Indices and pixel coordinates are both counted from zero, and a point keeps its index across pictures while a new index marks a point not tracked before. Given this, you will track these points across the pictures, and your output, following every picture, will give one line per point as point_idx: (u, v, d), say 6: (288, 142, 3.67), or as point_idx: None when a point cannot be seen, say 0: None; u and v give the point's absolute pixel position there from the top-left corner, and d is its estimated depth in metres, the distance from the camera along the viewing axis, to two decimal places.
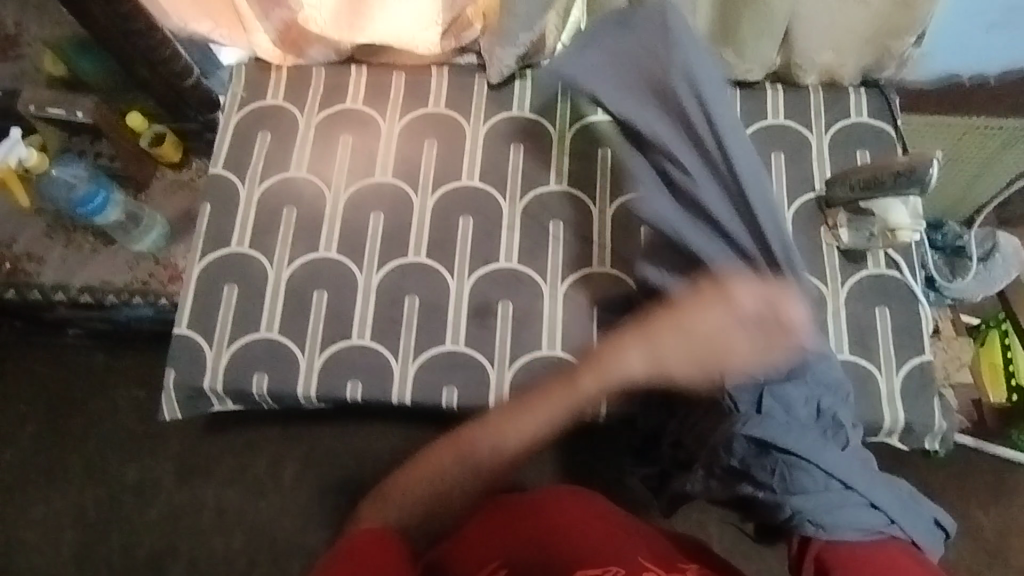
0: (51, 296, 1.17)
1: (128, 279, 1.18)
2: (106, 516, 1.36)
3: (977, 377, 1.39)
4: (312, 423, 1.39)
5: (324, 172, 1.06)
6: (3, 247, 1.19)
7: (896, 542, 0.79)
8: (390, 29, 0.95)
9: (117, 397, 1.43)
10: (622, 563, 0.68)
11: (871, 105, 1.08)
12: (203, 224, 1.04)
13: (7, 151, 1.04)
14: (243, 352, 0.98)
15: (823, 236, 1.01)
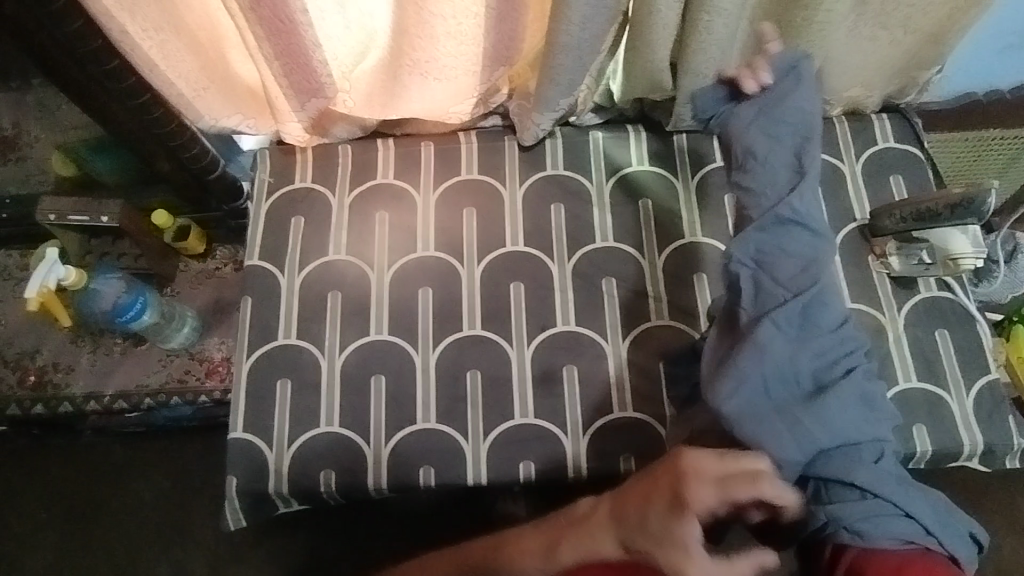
0: (83, 406, 1.13)
1: (163, 380, 1.14)
2: None
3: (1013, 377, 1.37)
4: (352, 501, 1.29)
5: (365, 253, 1.04)
6: (28, 359, 1.16)
7: (936, 558, 0.65)
8: (425, 105, 0.94)
9: None
10: None
11: (897, 129, 1.10)
12: (246, 320, 1.01)
13: (45, 274, 0.98)
14: (305, 450, 0.94)
15: (872, 265, 1.02)
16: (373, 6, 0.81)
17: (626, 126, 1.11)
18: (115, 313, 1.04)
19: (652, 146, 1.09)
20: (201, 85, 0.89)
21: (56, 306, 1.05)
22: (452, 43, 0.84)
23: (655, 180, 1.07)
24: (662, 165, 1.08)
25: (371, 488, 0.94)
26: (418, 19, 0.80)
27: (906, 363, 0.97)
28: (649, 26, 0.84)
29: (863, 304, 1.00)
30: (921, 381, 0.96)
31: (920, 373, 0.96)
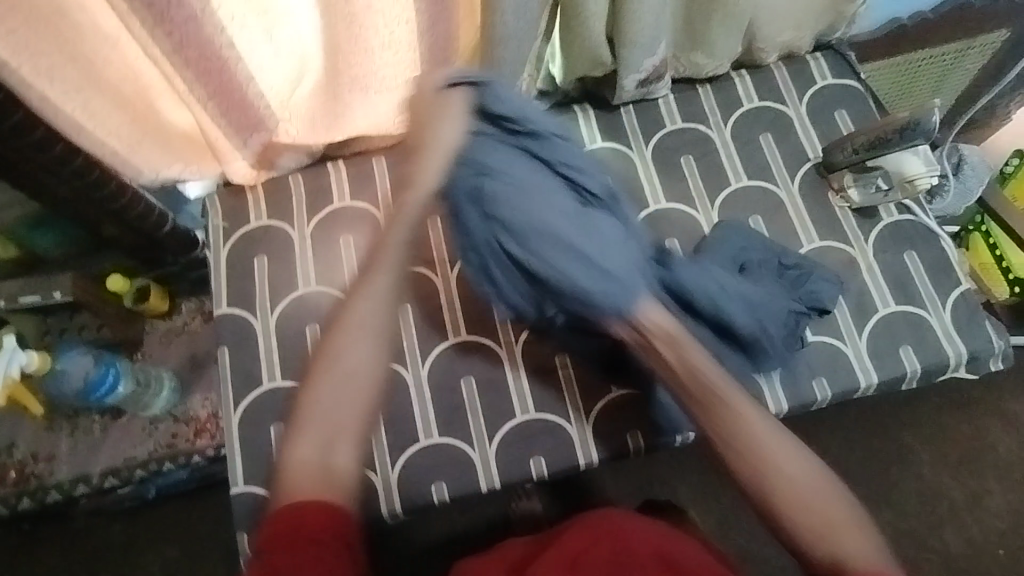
0: (73, 491, 1.08)
1: (151, 449, 1.10)
2: None
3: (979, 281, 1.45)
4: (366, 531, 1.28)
5: (335, 280, 1.02)
6: (4, 456, 1.10)
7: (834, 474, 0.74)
8: (370, 121, 0.93)
9: None
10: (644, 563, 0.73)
11: (832, 66, 1.12)
12: (226, 370, 0.98)
13: (4, 365, 0.94)
14: None
15: (834, 201, 1.04)
16: (302, 29, 0.78)
17: (573, 107, 1.11)
18: (87, 390, 1.00)
19: (600, 123, 1.09)
20: (136, 139, 0.86)
21: (23, 396, 1.00)
22: (388, 54, 0.81)
23: (610, 155, 1.07)
24: (614, 139, 1.08)
25: (386, 514, 0.92)
26: (349, 35, 0.78)
27: (882, 288, 0.99)
28: (581, 2, 0.83)
29: (831, 239, 1.02)
30: (899, 304, 0.98)
31: (896, 296, 0.99)
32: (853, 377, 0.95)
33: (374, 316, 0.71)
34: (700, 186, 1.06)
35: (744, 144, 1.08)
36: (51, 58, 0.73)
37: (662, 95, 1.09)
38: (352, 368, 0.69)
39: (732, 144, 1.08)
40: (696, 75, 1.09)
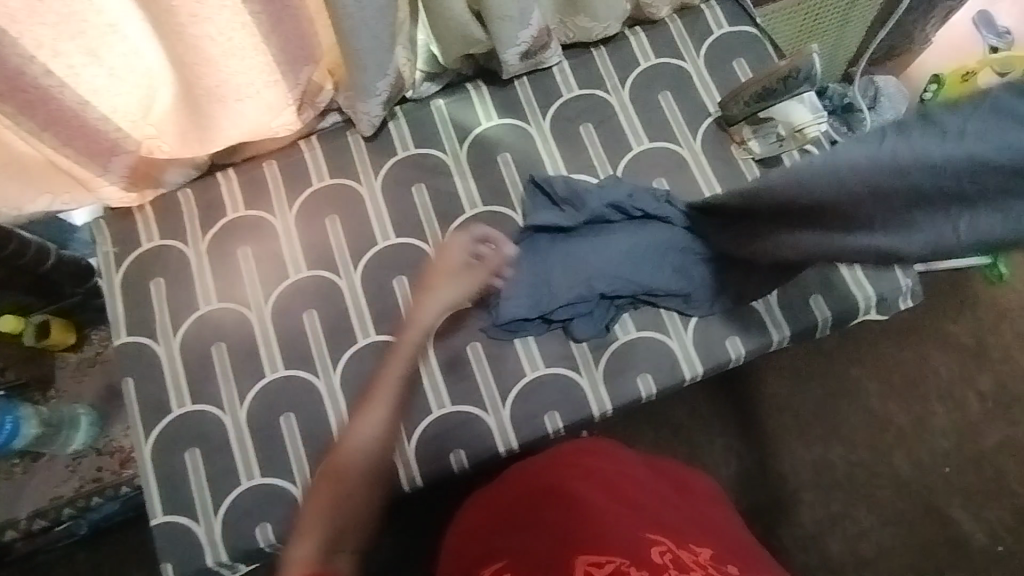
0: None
1: (78, 486, 1.08)
2: None
3: None
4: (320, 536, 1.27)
5: (237, 294, 0.99)
6: None
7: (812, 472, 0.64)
8: (246, 125, 0.87)
9: None
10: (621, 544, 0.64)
11: (728, 14, 1.09)
12: (133, 401, 0.95)
13: None
14: (233, 511, 0.90)
15: (736, 154, 1.02)
16: (137, 42, 0.73)
17: (466, 86, 1.07)
18: None
19: (496, 100, 1.05)
20: None
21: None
22: (235, 61, 0.77)
23: (510, 132, 1.04)
24: (510, 115, 1.05)
25: None
26: (187, 48, 0.73)
27: None
28: None
29: None
30: None
31: None
32: (765, 332, 0.95)
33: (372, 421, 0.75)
34: (602, 155, 1.03)
35: (643, 105, 1.05)
36: None
37: (556, 63, 1.06)
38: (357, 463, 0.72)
39: (632, 107, 1.05)
40: (588, 38, 1.05)
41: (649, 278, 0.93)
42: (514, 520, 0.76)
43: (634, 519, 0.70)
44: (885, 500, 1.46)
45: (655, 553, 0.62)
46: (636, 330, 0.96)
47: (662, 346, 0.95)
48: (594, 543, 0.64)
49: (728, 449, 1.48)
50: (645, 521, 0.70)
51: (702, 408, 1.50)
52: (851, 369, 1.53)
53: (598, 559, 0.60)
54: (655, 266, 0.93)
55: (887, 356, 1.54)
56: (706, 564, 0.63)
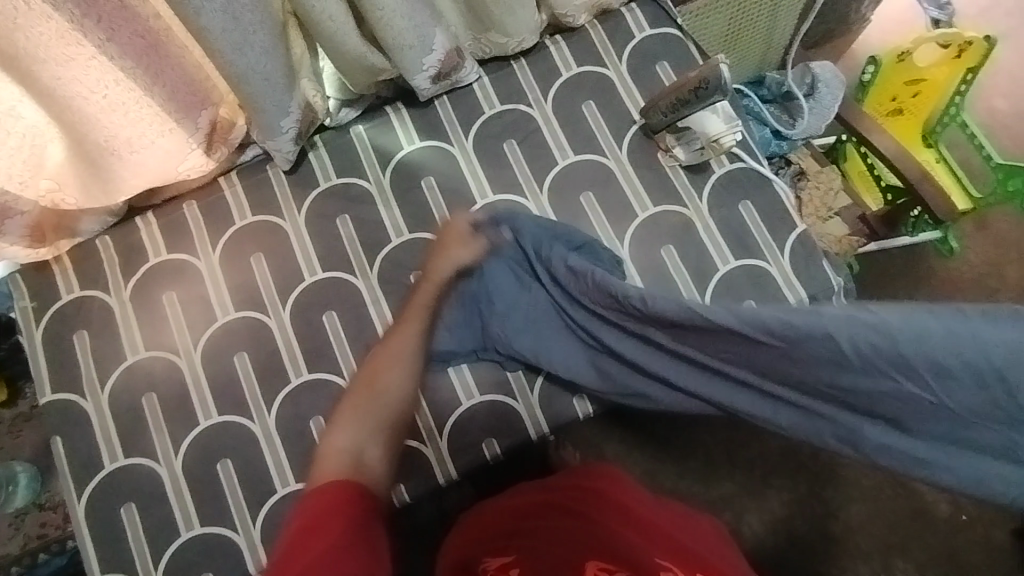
0: None
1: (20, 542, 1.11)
2: None
3: (854, 193, 1.46)
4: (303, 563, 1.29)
5: (165, 341, 0.97)
6: None
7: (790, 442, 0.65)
8: (156, 163, 0.87)
9: None
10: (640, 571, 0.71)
11: (647, 16, 1.07)
12: (61, 459, 0.93)
13: None
14: (174, 565, 0.90)
15: (663, 161, 1.01)
16: (10, 103, 0.74)
17: (387, 110, 1.04)
18: None
19: (417, 122, 1.03)
20: None
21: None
22: (118, 115, 0.77)
23: (434, 155, 1.02)
24: (433, 135, 1.03)
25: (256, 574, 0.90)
26: (59, 105, 0.74)
27: (719, 246, 0.98)
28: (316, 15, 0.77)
29: (665, 204, 0.99)
30: (740, 259, 0.98)
31: (735, 252, 0.98)
32: None
33: (406, 348, 0.86)
34: (529, 173, 1.01)
35: (568, 118, 1.03)
36: None
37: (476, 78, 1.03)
38: (390, 385, 0.83)
39: (556, 121, 1.03)
40: (506, 52, 1.03)
41: (548, 354, 0.93)
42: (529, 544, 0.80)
43: (644, 544, 0.75)
44: (851, 481, 1.47)
45: None
46: None
47: None
48: (604, 548, 0.75)
49: (693, 443, 1.48)
50: (654, 541, 0.76)
51: (668, 405, 1.48)
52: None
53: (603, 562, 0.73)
54: (557, 347, 0.93)
55: None
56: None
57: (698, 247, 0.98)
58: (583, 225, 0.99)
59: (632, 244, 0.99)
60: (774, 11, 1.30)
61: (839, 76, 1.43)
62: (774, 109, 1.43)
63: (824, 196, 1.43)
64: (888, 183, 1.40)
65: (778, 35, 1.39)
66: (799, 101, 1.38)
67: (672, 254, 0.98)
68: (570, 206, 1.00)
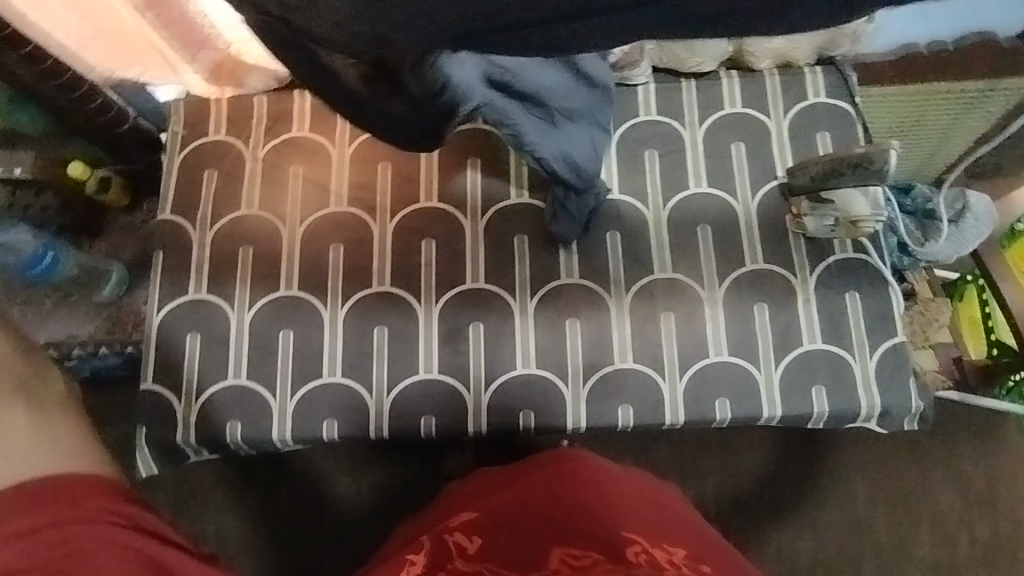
0: None
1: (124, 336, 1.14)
2: None
3: (958, 336, 1.27)
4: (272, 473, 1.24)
5: (276, 207, 1.03)
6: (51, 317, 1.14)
7: None
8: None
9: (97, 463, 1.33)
10: (603, 548, 0.71)
11: (828, 83, 1.05)
12: (157, 274, 1.01)
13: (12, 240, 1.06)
14: (212, 405, 0.96)
15: (790, 225, 1.00)
16: None
17: None
18: (29, 263, 1.05)
19: None
20: (87, 35, 0.94)
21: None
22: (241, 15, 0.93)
23: (655, 132, 1.05)
24: None
25: (277, 440, 0.97)
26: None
27: (813, 325, 0.96)
28: None
29: (776, 265, 0.99)
30: (825, 342, 0.96)
31: (825, 334, 0.96)
32: (758, 407, 0.95)
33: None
34: (663, 219, 1.02)
35: (713, 151, 1.04)
36: (66, 13, 0.89)
37: (642, 83, 1.06)
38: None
39: (656, 158, 1.04)
40: (681, 68, 1.05)
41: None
42: (481, 493, 0.87)
43: (624, 518, 0.77)
44: None
45: (632, 553, 0.70)
46: (633, 360, 0.97)
47: (652, 386, 0.96)
48: (576, 535, 0.73)
49: (698, 505, 1.34)
50: (628, 520, 0.77)
51: (685, 454, 1.36)
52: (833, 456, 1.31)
53: (576, 553, 0.70)
54: None
55: (907, 479, 1.36)
56: (679, 565, 0.70)
57: (724, 364, 0.96)
58: (640, 256, 1.00)
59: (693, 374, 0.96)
60: (952, 127, 1.12)
61: (994, 212, 1.19)
62: (908, 223, 1.18)
63: (925, 327, 1.20)
64: (1000, 337, 1.25)
65: (943, 154, 1.19)
66: (941, 223, 1.15)
67: (726, 346, 0.97)
68: (685, 232, 1.01)
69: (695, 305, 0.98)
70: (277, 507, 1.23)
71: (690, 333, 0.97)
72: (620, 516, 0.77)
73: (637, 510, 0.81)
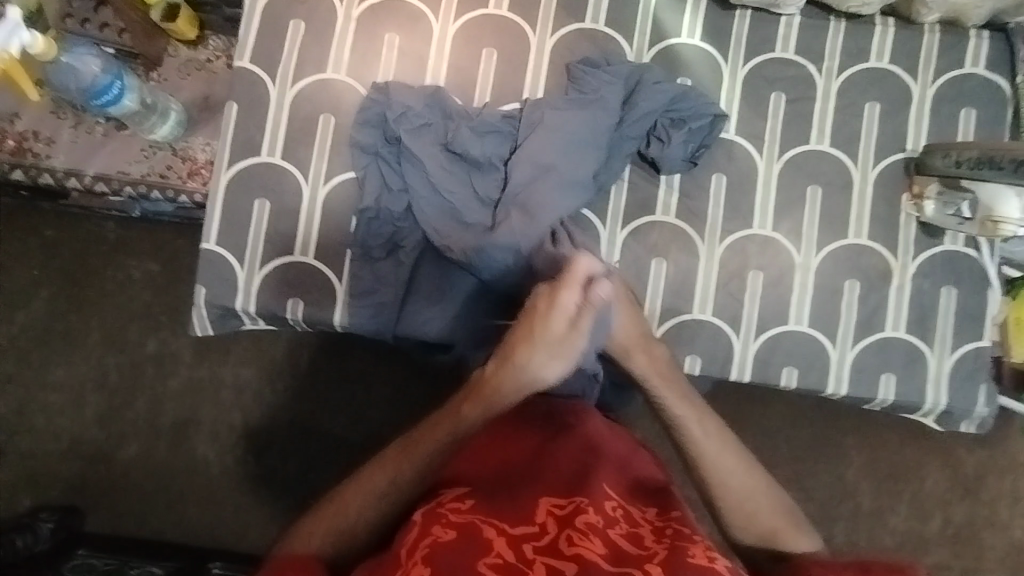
0: (9, 176, 1.08)
1: (170, 183, 1.07)
2: (173, 454, 1.33)
3: (1004, 337, 1.11)
4: (318, 349, 1.34)
5: (365, 77, 0.95)
6: (99, 147, 1.08)
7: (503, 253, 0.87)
8: None
9: (132, 292, 1.36)
10: (588, 493, 0.64)
11: (991, 53, 0.95)
12: (229, 127, 0.94)
13: (78, 61, 0.96)
14: (275, 278, 0.93)
15: (904, 204, 0.94)
16: None
17: None
18: (92, 93, 0.97)
19: (666, 9, 0.96)
20: None
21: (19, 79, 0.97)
22: None
23: (785, 71, 0.95)
24: (713, 41, 0.96)
25: (337, 326, 0.94)
26: None
27: (900, 311, 0.93)
28: None
29: (879, 242, 0.94)
30: (907, 332, 0.93)
31: (909, 325, 0.93)
32: (825, 381, 0.93)
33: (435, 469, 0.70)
34: (774, 172, 0.94)
35: (844, 106, 0.95)
36: None
37: (788, 13, 0.95)
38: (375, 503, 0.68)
39: (783, 101, 0.95)
40: (837, 4, 0.94)
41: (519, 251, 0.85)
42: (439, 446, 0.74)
43: (602, 461, 0.69)
44: None
45: (609, 506, 0.64)
46: (713, 313, 0.93)
47: (724, 342, 0.93)
48: (560, 484, 0.65)
49: None
50: (607, 464, 0.70)
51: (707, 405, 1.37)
52: (849, 434, 1.28)
53: (561, 501, 0.63)
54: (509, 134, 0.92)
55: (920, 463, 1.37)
56: (656, 524, 0.64)
57: (802, 332, 0.93)
58: (742, 206, 0.94)
59: (768, 339, 0.93)
60: None
61: None
62: None
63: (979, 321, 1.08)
64: None
65: None
66: None
67: (806, 317, 0.93)
68: (794, 189, 0.94)
69: (786, 269, 0.94)
70: (318, 381, 1.33)
71: (773, 294, 0.93)
72: (606, 466, 0.69)
73: (626, 458, 0.73)
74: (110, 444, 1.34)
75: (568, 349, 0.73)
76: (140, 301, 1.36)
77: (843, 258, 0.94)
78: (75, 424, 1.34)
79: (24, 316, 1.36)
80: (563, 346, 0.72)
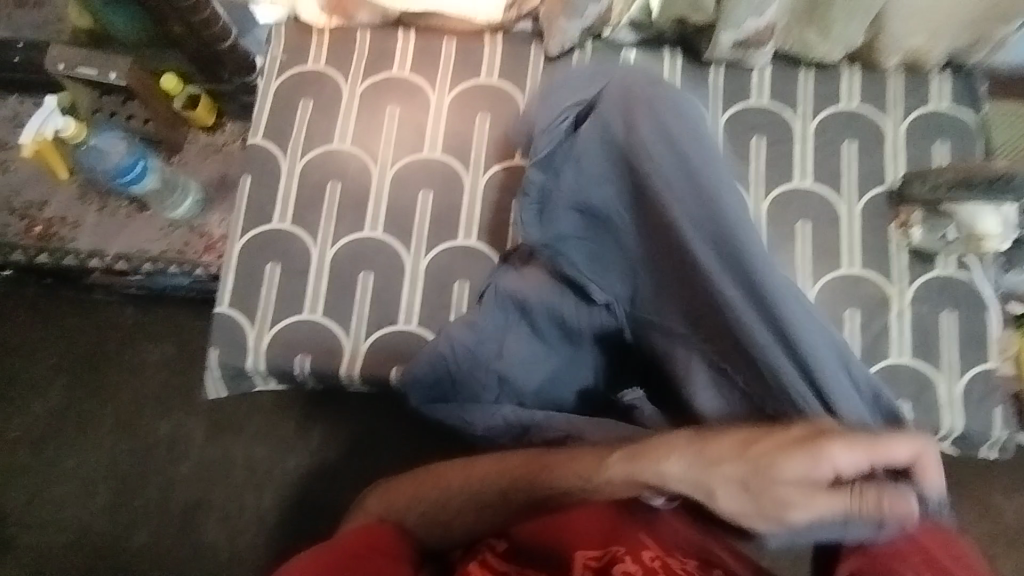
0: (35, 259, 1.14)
1: (186, 257, 1.12)
2: (182, 534, 1.31)
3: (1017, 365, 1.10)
4: (329, 417, 1.34)
5: (370, 146, 1.02)
6: (121, 227, 1.14)
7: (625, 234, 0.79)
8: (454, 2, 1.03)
9: (147, 370, 1.39)
10: (624, 543, 0.64)
11: (954, 90, 1.01)
12: (243, 197, 1.00)
13: (103, 143, 1.04)
14: (285, 336, 0.95)
15: (892, 234, 0.96)
16: None
17: (663, 50, 1.05)
18: (116, 173, 1.04)
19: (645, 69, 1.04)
20: None
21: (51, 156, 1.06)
22: None
23: (761, 117, 1.01)
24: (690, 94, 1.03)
25: (344, 378, 0.95)
26: None
27: (903, 336, 0.93)
28: None
29: (872, 270, 0.96)
30: (912, 357, 0.93)
31: (914, 350, 0.93)
32: None
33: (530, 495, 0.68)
34: (762, 209, 0.98)
35: (821, 146, 1.00)
36: None
37: (759, 66, 1.03)
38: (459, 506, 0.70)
39: (762, 145, 1.00)
40: (803, 55, 1.01)
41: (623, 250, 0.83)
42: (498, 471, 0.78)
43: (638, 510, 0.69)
44: None
45: (646, 555, 0.63)
46: None
47: None
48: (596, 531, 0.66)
49: None
50: None
51: None
52: None
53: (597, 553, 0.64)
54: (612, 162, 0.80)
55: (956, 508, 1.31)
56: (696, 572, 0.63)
57: None
58: None
59: None
60: None
61: None
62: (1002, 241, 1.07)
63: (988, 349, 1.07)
64: None
65: None
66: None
67: None
68: (783, 224, 0.98)
69: None
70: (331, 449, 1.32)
71: None
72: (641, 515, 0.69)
73: None
74: (119, 527, 1.31)
75: (768, 501, 0.55)
76: (154, 379, 1.39)
77: (838, 287, 0.95)
78: (85, 507, 1.33)
79: (41, 400, 1.39)
80: (774, 498, 0.54)
